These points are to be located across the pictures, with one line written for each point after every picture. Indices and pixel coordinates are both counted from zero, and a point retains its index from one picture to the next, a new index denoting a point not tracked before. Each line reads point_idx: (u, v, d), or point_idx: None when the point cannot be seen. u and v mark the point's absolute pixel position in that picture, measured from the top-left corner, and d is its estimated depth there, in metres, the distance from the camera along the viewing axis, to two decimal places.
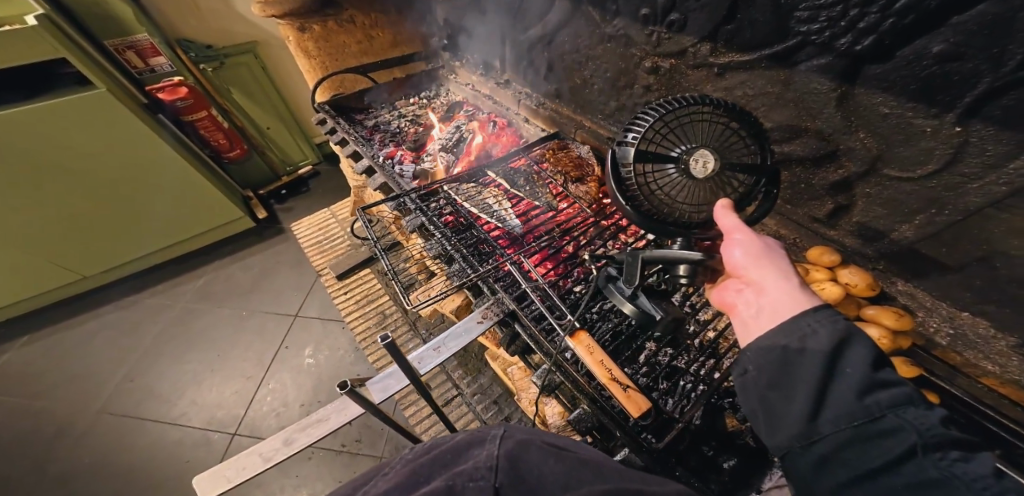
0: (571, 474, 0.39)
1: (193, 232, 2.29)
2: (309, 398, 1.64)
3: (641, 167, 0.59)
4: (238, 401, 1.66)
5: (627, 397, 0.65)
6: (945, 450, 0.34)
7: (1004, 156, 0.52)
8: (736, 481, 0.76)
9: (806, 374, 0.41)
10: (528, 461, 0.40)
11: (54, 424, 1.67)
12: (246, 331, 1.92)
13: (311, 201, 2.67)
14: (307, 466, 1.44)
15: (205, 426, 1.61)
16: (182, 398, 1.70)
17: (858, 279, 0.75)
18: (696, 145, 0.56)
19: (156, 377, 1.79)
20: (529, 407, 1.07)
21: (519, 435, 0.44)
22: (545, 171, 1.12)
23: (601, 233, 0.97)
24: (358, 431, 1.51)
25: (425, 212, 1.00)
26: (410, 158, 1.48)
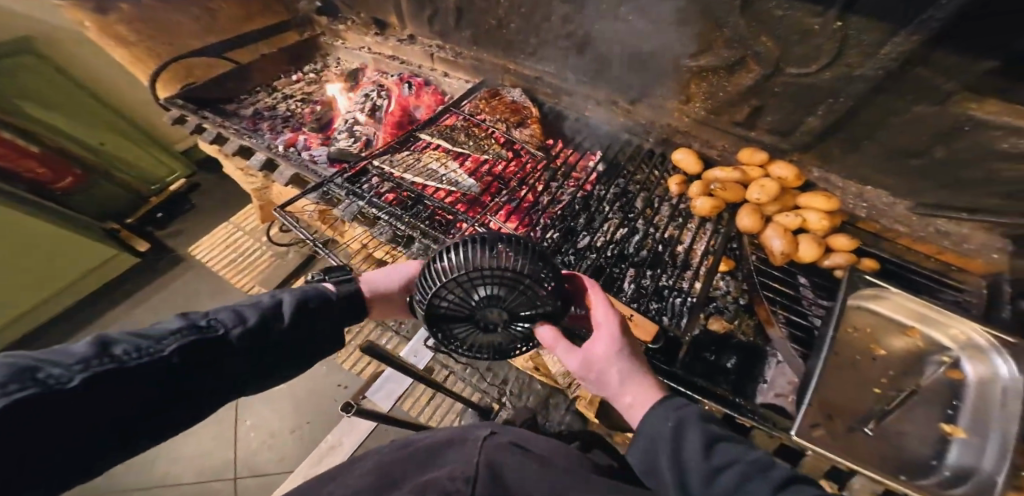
0: (552, 480, 0.43)
1: (51, 291, 1.83)
2: (296, 422, 1.50)
3: (441, 302, 0.50)
4: (221, 445, 1.48)
5: (635, 325, 0.65)
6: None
7: (875, 43, 0.63)
8: (742, 375, 0.75)
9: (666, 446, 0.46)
10: (511, 470, 0.43)
11: None
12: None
13: (204, 219, 2.27)
14: None
15: (198, 478, 1.43)
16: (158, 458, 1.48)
17: (788, 172, 0.82)
18: (487, 292, 0.49)
19: None
20: (527, 363, 1.01)
21: (506, 440, 0.49)
22: (483, 121, 1.05)
23: (555, 175, 0.97)
24: None
25: (363, 196, 0.90)
26: (318, 141, 1.29)
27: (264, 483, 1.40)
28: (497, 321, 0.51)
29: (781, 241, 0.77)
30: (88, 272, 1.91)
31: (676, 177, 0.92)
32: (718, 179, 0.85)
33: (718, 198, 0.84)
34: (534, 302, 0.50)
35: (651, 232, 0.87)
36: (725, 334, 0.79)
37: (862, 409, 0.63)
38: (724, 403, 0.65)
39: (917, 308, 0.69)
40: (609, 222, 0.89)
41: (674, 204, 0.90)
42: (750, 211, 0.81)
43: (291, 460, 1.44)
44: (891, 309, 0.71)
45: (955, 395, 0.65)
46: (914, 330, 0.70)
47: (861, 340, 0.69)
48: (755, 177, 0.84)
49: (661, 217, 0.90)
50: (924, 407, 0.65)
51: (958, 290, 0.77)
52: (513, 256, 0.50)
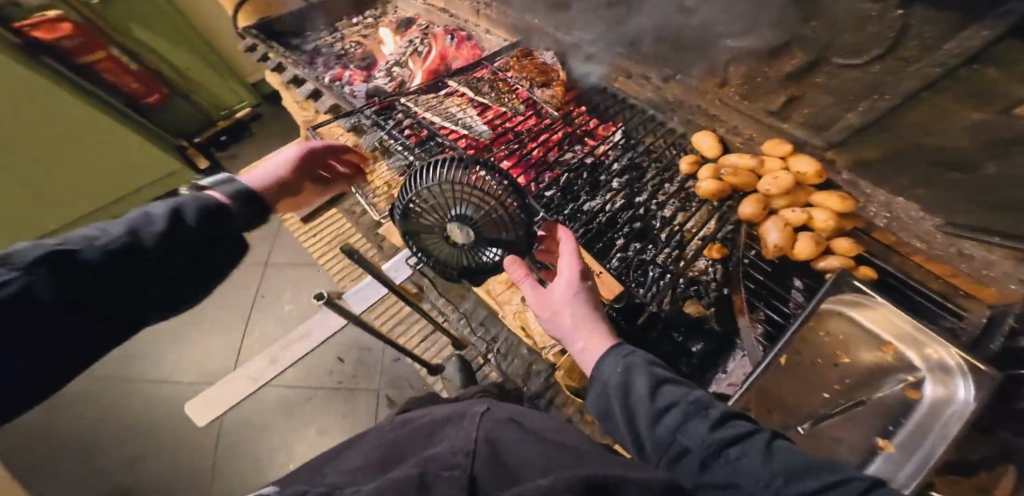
0: (543, 454, 0.43)
1: (132, 189, 2.13)
2: None
3: (421, 211, 0.59)
4: (226, 355, 1.76)
5: (601, 282, 0.75)
6: (729, 450, 0.43)
7: None
8: (705, 361, 0.76)
9: (618, 391, 0.51)
10: (507, 448, 0.43)
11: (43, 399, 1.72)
12: (225, 285, 1.95)
13: (259, 146, 2.48)
14: (310, 406, 1.65)
15: (195, 380, 1.71)
16: (166, 359, 1.77)
17: (809, 166, 0.75)
18: (460, 214, 0.57)
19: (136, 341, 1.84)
20: (515, 321, 1.04)
21: (504, 416, 0.49)
22: (509, 78, 1.05)
23: (570, 138, 0.96)
24: (352, 369, 1.73)
25: (386, 130, 0.96)
26: (360, 78, 1.35)
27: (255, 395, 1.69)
28: (462, 238, 0.59)
29: (777, 235, 0.74)
30: (160, 179, 2.19)
31: (690, 156, 0.88)
32: (731, 165, 0.82)
33: (725, 182, 0.81)
34: (500, 223, 0.57)
35: (649, 207, 0.85)
36: (699, 318, 0.79)
37: (804, 409, 0.65)
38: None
39: (899, 323, 0.64)
40: (610, 190, 0.88)
41: (681, 184, 0.88)
42: (753, 200, 0.78)
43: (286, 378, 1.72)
44: (868, 317, 0.67)
45: (904, 411, 0.61)
46: (889, 347, 0.65)
47: (829, 345, 0.67)
48: (771, 169, 0.80)
49: (663, 196, 0.88)
50: (862, 420, 0.63)
51: (959, 317, 0.70)
52: (488, 179, 0.57)
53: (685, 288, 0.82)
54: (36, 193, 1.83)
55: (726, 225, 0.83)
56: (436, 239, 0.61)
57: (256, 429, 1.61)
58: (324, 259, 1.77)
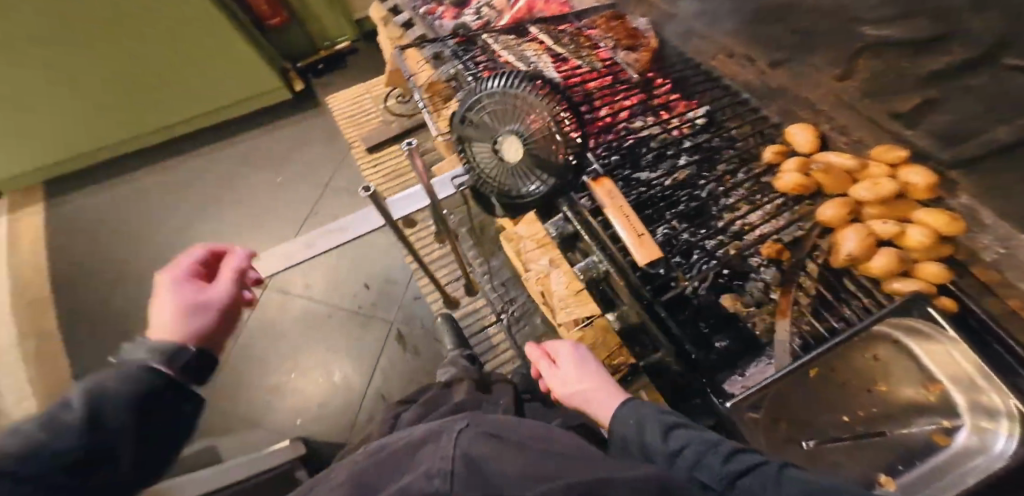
0: (527, 458, 0.41)
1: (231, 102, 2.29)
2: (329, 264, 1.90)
3: (483, 117, 0.77)
4: None
5: (642, 243, 0.69)
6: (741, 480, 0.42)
7: None
8: (723, 358, 0.70)
9: (637, 440, 0.55)
10: (488, 457, 0.40)
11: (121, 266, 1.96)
12: (289, 196, 2.10)
13: (348, 78, 2.61)
14: (328, 322, 1.78)
15: None
16: (222, 253, 1.98)
17: (922, 178, 0.66)
18: (515, 129, 0.75)
19: (205, 230, 2.05)
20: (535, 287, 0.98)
21: (482, 428, 0.46)
22: (593, 36, 1.03)
23: (645, 109, 0.92)
24: (372, 297, 1.80)
25: (461, 61, 0.99)
26: (451, 14, 1.34)
27: (283, 299, 1.86)
28: (505, 143, 0.75)
29: (854, 244, 0.66)
30: (258, 96, 2.33)
31: (777, 146, 0.82)
32: (827, 161, 0.77)
33: (809, 176, 0.76)
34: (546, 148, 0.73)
35: (713, 190, 0.80)
36: (733, 314, 0.74)
37: (815, 424, 0.60)
38: (670, 341, 0.65)
39: (960, 364, 0.56)
40: (674, 165, 0.85)
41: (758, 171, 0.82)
42: (837, 204, 0.71)
43: (314, 289, 1.86)
44: (930, 356, 0.58)
45: (924, 453, 0.55)
46: (936, 386, 0.58)
47: (869, 371, 0.61)
48: (874, 174, 0.72)
49: (733, 182, 0.82)
50: (875, 452, 0.57)
51: None
52: (546, 107, 0.74)
53: (726, 280, 0.77)
54: (160, 81, 2.06)
55: (794, 225, 0.77)
56: (486, 149, 0.76)
57: (281, 331, 1.78)
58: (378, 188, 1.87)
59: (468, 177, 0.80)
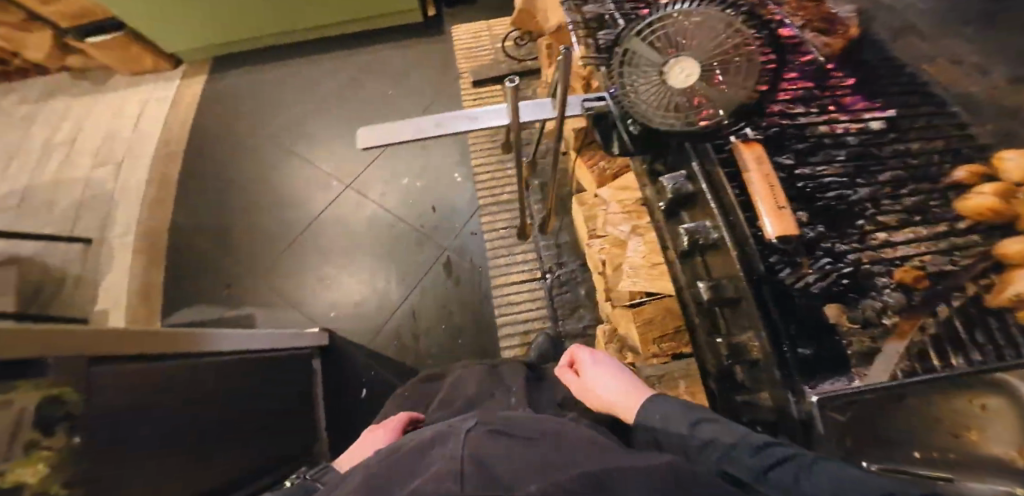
0: (531, 460, 0.44)
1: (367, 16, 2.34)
2: (404, 179, 2.01)
3: (654, 44, 0.78)
4: (358, 162, 2.10)
5: (780, 214, 0.65)
6: (775, 464, 0.47)
7: None
8: (811, 366, 0.59)
9: (672, 439, 0.62)
10: (495, 460, 0.44)
11: (244, 145, 2.21)
12: (391, 112, 2.24)
13: (476, 13, 2.55)
14: (389, 230, 1.92)
15: (332, 174, 2.10)
16: (324, 148, 2.17)
17: None
18: (687, 59, 0.74)
19: (315, 127, 2.23)
20: (599, 253, 1.18)
21: (488, 430, 0.51)
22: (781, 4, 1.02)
23: (812, 95, 0.94)
24: (433, 221, 1.90)
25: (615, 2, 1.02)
26: None
27: (360, 200, 2.01)
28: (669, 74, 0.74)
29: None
30: (391, 15, 2.38)
31: (973, 167, 0.76)
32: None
33: (1009, 204, 0.68)
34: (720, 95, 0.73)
35: (873, 201, 0.78)
36: (835, 325, 0.63)
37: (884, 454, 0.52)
38: (768, 327, 0.62)
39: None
40: (832, 162, 0.84)
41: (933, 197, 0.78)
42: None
43: (387, 199, 1.99)
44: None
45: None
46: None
47: (959, 413, 0.52)
48: None
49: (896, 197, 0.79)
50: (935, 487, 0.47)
51: None
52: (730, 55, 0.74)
53: (836, 284, 0.68)
54: None
55: (947, 258, 0.69)
56: (650, 76, 0.76)
57: (352, 229, 1.95)
58: None
59: (615, 102, 0.80)
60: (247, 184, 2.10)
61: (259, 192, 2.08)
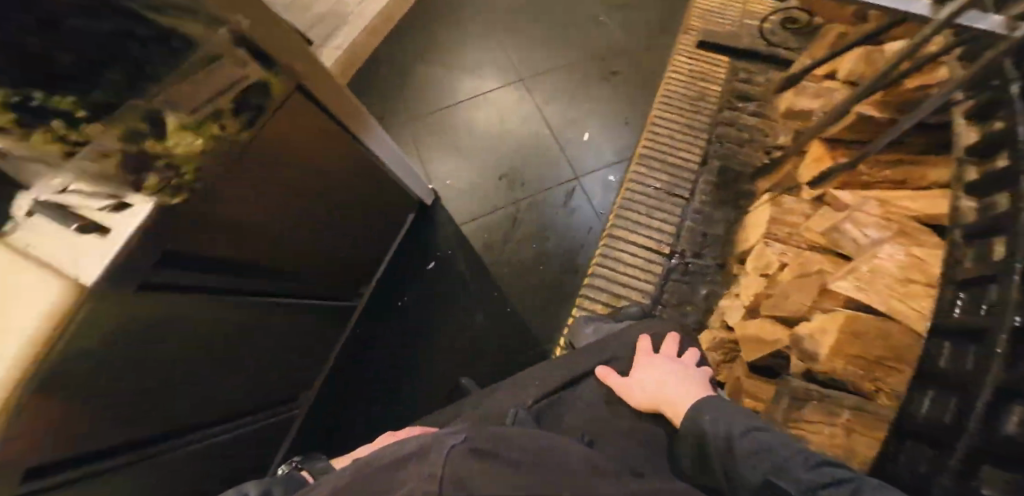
0: (538, 487, 0.29)
1: None
2: (574, 95, 2.02)
3: None
4: (545, 64, 2.11)
5: None
6: (833, 493, 0.45)
7: None
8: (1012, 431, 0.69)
9: (710, 439, 0.58)
10: (474, 474, 0.30)
11: (457, 11, 2.26)
12: (600, 36, 2.15)
13: None
14: (536, 133, 1.95)
15: (517, 65, 2.11)
16: (521, 39, 2.17)
17: None
18: None
19: (524, 19, 2.22)
20: (781, 257, 1.21)
21: (473, 443, 0.34)
22: None
23: None
24: (579, 141, 1.92)
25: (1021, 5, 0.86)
26: None
27: (528, 95, 2.04)
28: None
29: None
30: None
31: None
32: None
33: None
34: None
35: None
36: None
37: None
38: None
39: None
40: None
41: None
42: None
43: (551, 105, 2.00)
44: None
45: None
46: None
47: None
48: None
49: None
50: None
51: None
52: None
53: None
54: None
55: None
56: None
57: (510, 119, 1.99)
58: (681, 75, 1.96)
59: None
60: (446, 43, 2.17)
61: (452, 56, 2.14)
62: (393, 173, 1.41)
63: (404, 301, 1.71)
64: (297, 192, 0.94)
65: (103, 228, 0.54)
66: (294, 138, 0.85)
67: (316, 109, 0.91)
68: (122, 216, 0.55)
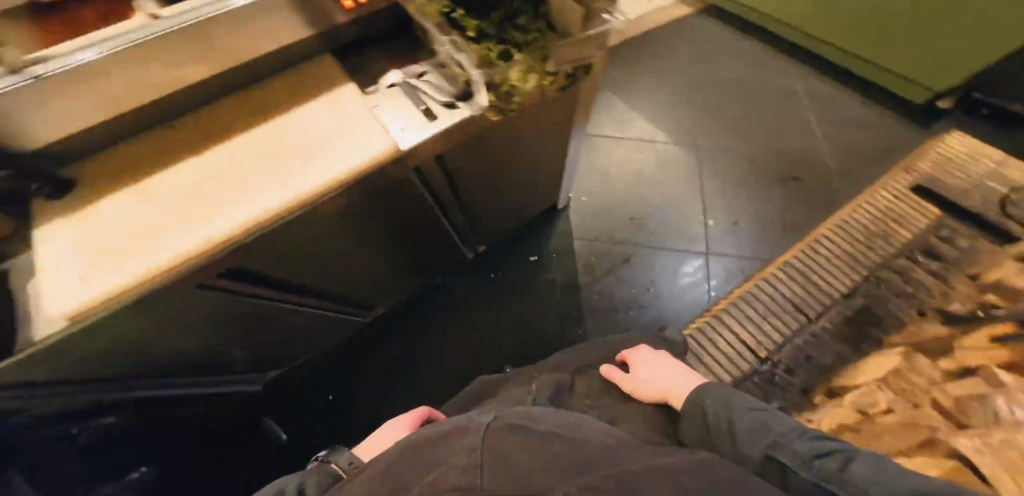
0: (554, 448, 0.42)
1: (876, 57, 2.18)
2: (742, 178, 2.08)
3: None
4: (726, 138, 2.20)
5: None
6: (824, 463, 0.54)
7: None
8: None
9: (714, 411, 0.70)
10: (516, 446, 0.42)
11: (668, 64, 2.45)
12: (792, 137, 2.19)
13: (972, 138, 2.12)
14: (691, 192, 2.04)
15: (700, 129, 2.23)
16: (714, 111, 2.29)
17: None
18: None
19: (725, 94, 2.34)
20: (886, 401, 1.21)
21: (507, 423, 0.48)
22: None
23: None
24: (728, 221, 1.97)
25: None
26: None
27: (699, 157, 2.15)
28: None
29: None
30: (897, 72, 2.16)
31: None
32: None
33: None
34: None
35: None
36: None
37: None
38: None
39: None
40: None
41: None
42: None
43: (717, 176, 2.09)
44: None
45: None
46: None
47: None
48: None
49: None
50: None
51: None
52: None
53: None
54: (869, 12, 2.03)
55: None
56: None
57: (673, 170, 2.12)
58: (880, 207, 1.90)
59: None
60: (645, 87, 2.37)
61: (645, 99, 2.34)
62: (567, 165, 1.72)
63: (495, 277, 1.89)
64: (504, 150, 1.30)
65: (435, 117, 0.96)
66: (538, 107, 1.18)
67: (566, 95, 1.23)
68: (449, 112, 0.96)
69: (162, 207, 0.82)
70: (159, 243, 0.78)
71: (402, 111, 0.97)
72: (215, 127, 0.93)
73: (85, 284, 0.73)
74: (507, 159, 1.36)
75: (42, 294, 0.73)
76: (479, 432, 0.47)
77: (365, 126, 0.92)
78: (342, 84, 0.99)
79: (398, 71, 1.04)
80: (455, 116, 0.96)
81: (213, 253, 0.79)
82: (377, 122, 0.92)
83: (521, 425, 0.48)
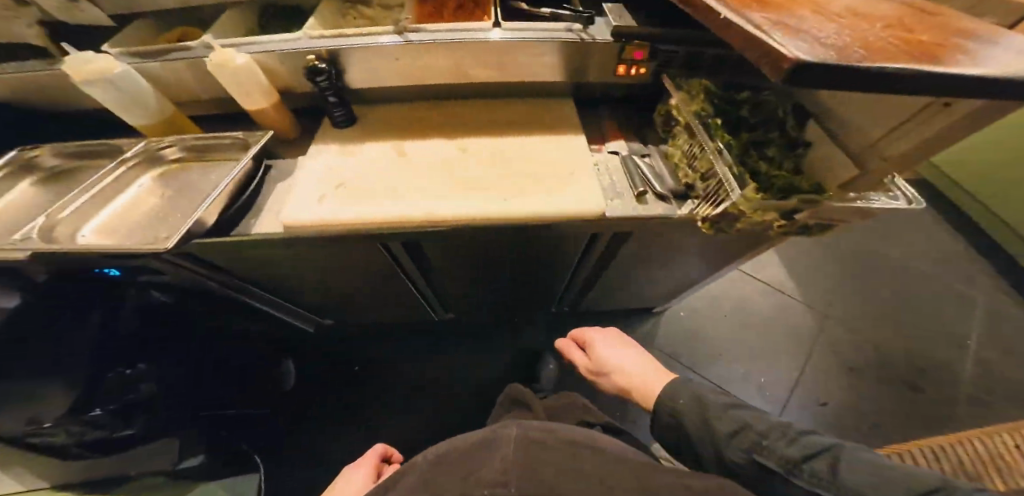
0: (572, 465, 0.65)
1: None
2: (857, 385, 1.94)
3: None
4: (857, 338, 2.08)
5: None
6: (811, 463, 0.65)
7: None
8: None
9: (712, 408, 0.84)
10: (532, 453, 0.67)
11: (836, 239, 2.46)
12: (936, 372, 1.97)
13: None
14: (793, 370, 1.98)
15: (833, 315, 2.16)
16: (858, 305, 2.19)
17: None
18: None
19: (880, 296, 2.23)
20: None
21: (524, 433, 0.72)
22: None
23: None
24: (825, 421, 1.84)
25: None
26: None
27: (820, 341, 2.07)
28: None
29: None
30: None
31: None
32: None
33: None
34: None
35: None
36: None
37: None
38: None
39: None
40: None
41: None
42: None
43: (830, 369, 1.98)
44: None
45: None
46: None
47: None
48: None
49: None
50: None
51: None
52: None
53: None
54: None
55: None
56: None
57: (787, 339, 2.07)
58: None
59: None
60: (798, 249, 2.40)
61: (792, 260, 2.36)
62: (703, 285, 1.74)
63: None
64: (653, 263, 1.40)
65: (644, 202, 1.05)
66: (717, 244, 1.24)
67: (760, 239, 1.23)
68: (662, 206, 1.04)
69: (394, 173, 1.03)
70: (383, 200, 0.97)
71: (613, 183, 1.09)
72: (464, 123, 1.16)
73: (320, 208, 0.96)
74: (647, 261, 1.39)
75: (286, 201, 0.98)
76: (508, 440, 0.71)
77: (583, 182, 1.03)
78: (576, 133, 1.15)
79: (624, 144, 1.17)
80: (661, 210, 1.03)
81: (407, 227, 0.95)
82: (595, 183, 1.03)
83: (540, 433, 0.73)
